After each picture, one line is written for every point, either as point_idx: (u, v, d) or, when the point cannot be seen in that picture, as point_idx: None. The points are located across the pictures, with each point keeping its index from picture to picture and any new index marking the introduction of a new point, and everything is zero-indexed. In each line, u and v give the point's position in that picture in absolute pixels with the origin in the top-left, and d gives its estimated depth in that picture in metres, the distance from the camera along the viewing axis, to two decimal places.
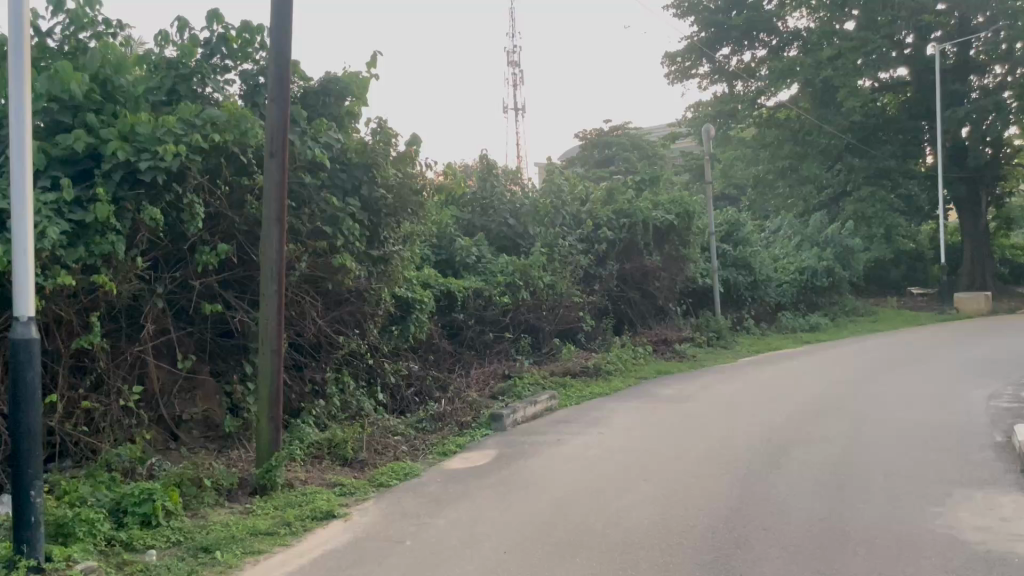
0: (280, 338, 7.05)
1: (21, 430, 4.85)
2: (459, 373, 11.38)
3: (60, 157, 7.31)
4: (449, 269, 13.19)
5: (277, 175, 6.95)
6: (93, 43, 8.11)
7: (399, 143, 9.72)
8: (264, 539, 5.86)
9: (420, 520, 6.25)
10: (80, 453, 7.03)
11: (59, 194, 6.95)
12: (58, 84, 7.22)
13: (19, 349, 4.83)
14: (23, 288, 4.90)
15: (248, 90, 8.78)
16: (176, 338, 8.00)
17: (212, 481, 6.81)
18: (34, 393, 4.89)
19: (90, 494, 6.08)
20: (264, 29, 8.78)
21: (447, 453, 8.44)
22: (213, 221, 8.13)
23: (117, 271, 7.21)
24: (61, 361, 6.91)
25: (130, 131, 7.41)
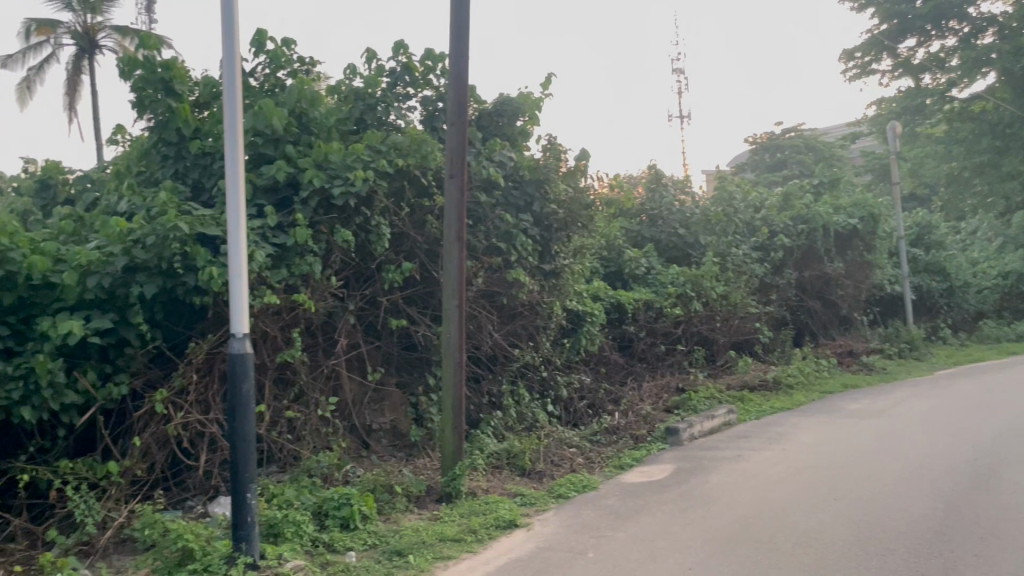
0: (461, 351, 7.32)
1: (237, 435, 5.35)
2: (631, 387, 11.31)
3: (264, 187, 7.94)
4: (618, 282, 13.29)
5: (457, 195, 7.23)
6: (289, 80, 8.81)
7: (568, 158, 9.88)
8: (453, 545, 6.10)
9: (600, 533, 6.27)
10: (284, 459, 7.59)
11: (263, 220, 7.57)
12: (261, 120, 7.90)
13: (236, 362, 5.31)
14: (238, 308, 5.38)
15: (428, 115, 9.23)
16: (366, 351, 8.51)
17: (402, 487, 7.16)
18: (248, 402, 5.37)
19: (296, 498, 6.56)
20: (444, 56, 9.20)
21: (624, 467, 8.41)
22: (398, 241, 8.61)
23: (315, 289, 7.78)
24: (268, 373, 7.51)
25: (324, 160, 7.98)
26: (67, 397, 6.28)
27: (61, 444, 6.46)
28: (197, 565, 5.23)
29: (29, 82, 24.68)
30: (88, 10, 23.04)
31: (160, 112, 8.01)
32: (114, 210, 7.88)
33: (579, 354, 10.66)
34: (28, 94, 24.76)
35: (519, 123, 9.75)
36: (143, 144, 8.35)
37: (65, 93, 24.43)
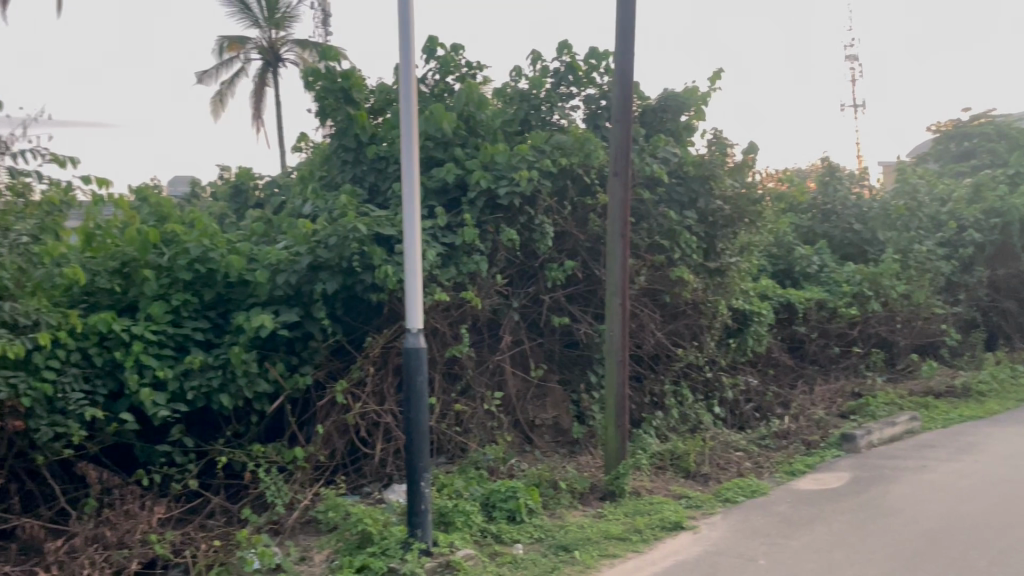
0: (624, 350, 7.30)
1: (412, 426, 5.59)
2: (802, 390, 10.84)
3: (434, 188, 8.23)
4: (788, 280, 12.81)
5: (622, 192, 7.20)
6: (458, 85, 9.09)
7: (735, 153, 9.57)
8: (618, 543, 6.09)
9: (772, 540, 6.06)
10: (452, 451, 7.89)
11: (434, 221, 7.85)
12: (431, 124, 8.22)
13: (411, 355, 5.55)
14: (413, 304, 5.62)
15: (591, 113, 9.24)
16: (530, 348, 8.66)
17: (566, 484, 7.23)
18: (422, 394, 5.60)
19: (465, 488, 6.77)
20: (608, 53, 9.19)
21: (795, 473, 8.07)
22: (561, 239, 8.69)
23: (481, 287, 8.01)
24: (437, 367, 7.81)
25: (490, 161, 8.16)
26: (259, 385, 6.79)
27: (254, 429, 6.96)
28: (374, 548, 5.50)
29: (222, 95, 26.85)
30: (273, 25, 24.77)
31: (340, 119, 8.50)
32: (299, 213, 8.43)
33: (746, 354, 10.34)
34: (221, 106, 26.94)
35: (684, 118, 9.57)
36: (324, 150, 8.89)
37: (253, 104, 26.37)
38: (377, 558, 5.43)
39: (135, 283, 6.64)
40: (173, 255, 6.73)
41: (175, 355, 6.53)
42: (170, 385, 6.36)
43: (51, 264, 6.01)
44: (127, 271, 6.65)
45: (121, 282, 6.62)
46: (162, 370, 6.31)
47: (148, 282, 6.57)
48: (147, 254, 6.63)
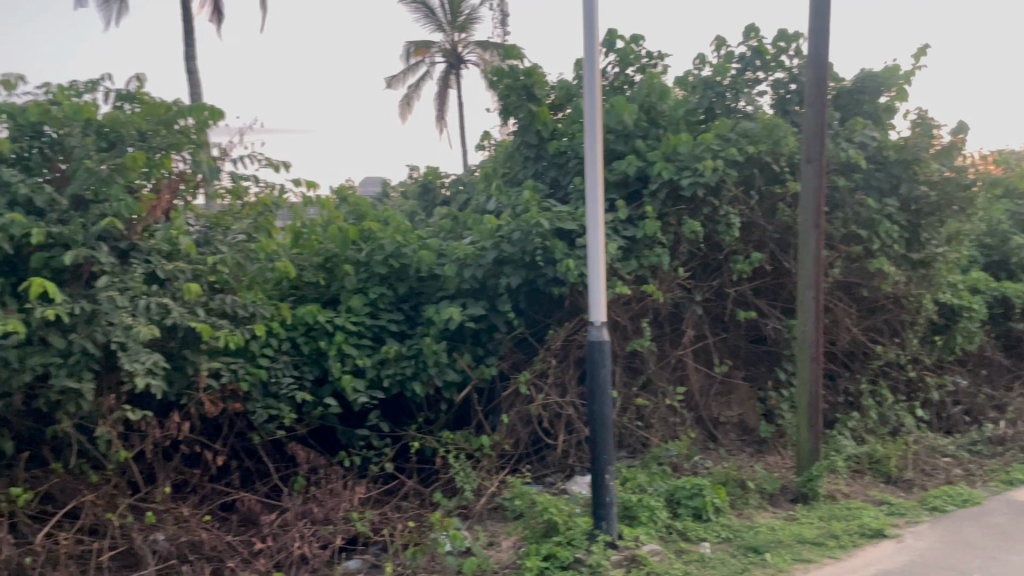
0: (818, 347, 6.94)
1: (596, 418, 5.61)
2: (1020, 393, 9.86)
3: (615, 182, 8.07)
4: (1002, 272, 11.70)
5: (815, 180, 6.83)
6: (638, 76, 8.99)
7: (943, 134, 8.83)
8: (812, 548, 5.80)
9: (989, 554, 5.56)
10: (634, 445, 7.81)
11: (615, 214, 7.76)
12: (613, 117, 8.16)
13: (594, 349, 5.55)
14: (597, 297, 5.62)
15: (779, 99, 8.85)
16: (714, 343, 8.43)
17: (755, 484, 6.98)
18: (606, 387, 5.60)
19: (648, 484, 6.71)
20: (798, 35, 8.76)
21: (1014, 483, 7.35)
22: (747, 230, 8.39)
23: (663, 280, 7.87)
24: (619, 361, 7.78)
25: (672, 151, 7.93)
26: (449, 375, 7.05)
27: (443, 417, 7.25)
28: (561, 537, 5.56)
29: (409, 99, 28.16)
30: (456, 29, 25.65)
31: (522, 116, 8.64)
32: (483, 209, 8.66)
33: (954, 353, 9.54)
34: (409, 109, 28.27)
35: (883, 99, 8.95)
36: (507, 147, 9.07)
37: (437, 105, 27.47)
38: (563, 547, 5.49)
39: (337, 277, 7.15)
40: (370, 251, 7.18)
41: (372, 345, 6.95)
42: (368, 373, 6.74)
43: (266, 260, 6.48)
44: (330, 266, 7.19)
45: (325, 275, 7.15)
46: (361, 359, 6.72)
47: (348, 276, 7.02)
48: (346, 249, 7.13)
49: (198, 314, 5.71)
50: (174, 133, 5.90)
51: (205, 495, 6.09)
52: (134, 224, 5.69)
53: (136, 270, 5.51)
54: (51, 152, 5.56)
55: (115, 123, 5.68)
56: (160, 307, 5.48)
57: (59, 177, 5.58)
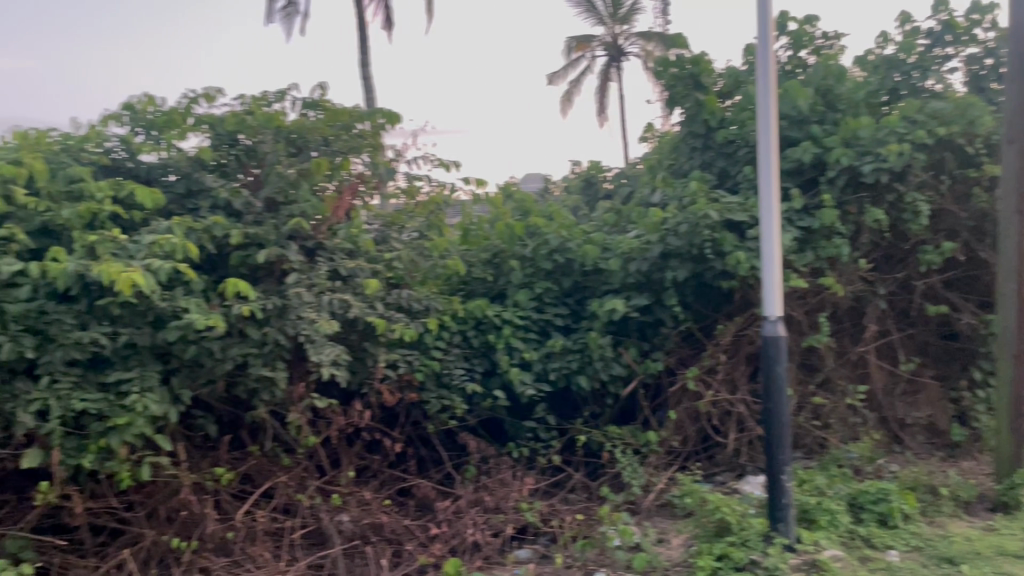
0: (1021, 343, 6.35)
1: (771, 416, 5.41)
2: None
3: (789, 170, 7.74)
4: None
5: (1018, 161, 6.23)
6: (812, 58, 8.56)
7: None
8: (1017, 562, 5.32)
9: None
10: (810, 446, 7.47)
11: (789, 203, 7.38)
12: (786, 102, 7.79)
13: (769, 344, 5.36)
14: (772, 290, 5.41)
15: (973, 75, 8.16)
16: (899, 339, 7.91)
17: (948, 490, 6.49)
18: (782, 384, 5.38)
19: (827, 486, 6.39)
20: (995, 5, 8.04)
21: None
22: (936, 218, 7.82)
23: (842, 272, 7.47)
24: (794, 358, 7.47)
25: (852, 137, 7.45)
26: (615, 369, 7.01)
27: (609, 410, 7.19)
28: (734, 538, 5.41)
29: (570, 94, 28.26)
30: (618, 21, 25.46)
31: (689, 105, 8.44)
32: (648, 202, 8.55)
33: None
34: (570, 104, 28.38)
35: None
36: (672, 139, 8.89)
37: (597, 100, 27.39)
38: (737, 548, 5.33)
39: (504, 272, 7.30)
40: (535, 246, 7.22)
41: (538, 338, 7.03)
42: (535, 365, 6.83)
43: (439, 257, 6.71)
44: (497, 261, 7.36)
45: (492, 271, 7.32)
46: (528, 352, 6.83)
47: (513, 271, 7.19)
48: (513, 245, 7.28)
49: (377, 308, 6.02)
50: (354, 136, 6.20)
51: (384, 480, 6.38)
52: (320, 224, 6.04)
53: (321, 268, 5.84)
54: (245, 158, 5.94)
55: (302, 129, 6.00)
56: (342, 303, 5.77)
57: (253, 180, 5.97)
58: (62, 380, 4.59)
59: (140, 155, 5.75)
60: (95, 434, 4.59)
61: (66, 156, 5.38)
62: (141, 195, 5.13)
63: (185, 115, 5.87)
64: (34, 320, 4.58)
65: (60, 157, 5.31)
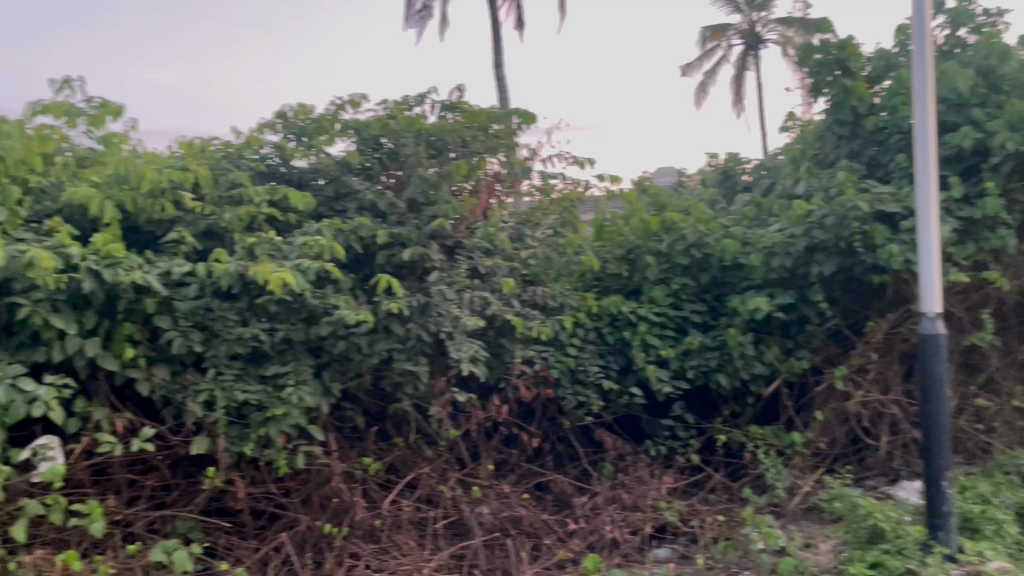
0: None
1: (930, 418, 5.09)
2: None
3: (947, 157, 7.25)
4: None
5: None
6: (973, 37, 8.00)
7: None
8: None
9: None
10: (971, 451, 6.99)
11: (947, 192, 6.90)
12: (944, 85, 7.31)
13: (928, 343, 5.05)
14: (930, 285, 5.09)
15: None
16: None
17: None
18: (942, 385, 5.06)
19: (992, 494, 5.96)
20: None
21: None
22: None
23: (1008, 265, 6.94)
24: (953, 357, 7.01)
25: (1020, 119, 6.89)
26: (756, 368, 6.79)
27: (750, 410, 6.98)
28: (889, 546, 5.13)
29: (705, 85, 27.66)
30: (755, 8, 24.69)
31: (835, 93, 8.08)
32: (790, 194, 8.25)
33: None
34: (704, 96, 27.75)
35: None
36: (816, 128, 8.54)
37: (733, 90, 26.67)
38: (892, 556, 5.06)
39: (639, 268, 7.23)
40: (671, 240, 7.09)
41: (675, 335, 6.92)
42: (673, 363, 6.73)
43: (573, 254, 6.73)
44: (633, 257, 7.28)
45: (628, 267, 7.26)
46: (665, 350, 6.72)
47: (649, 267, 7.08)
48: (649, 241, 7.17)
49: (514, 306, 6.10)
50: (490, 137, 6.18)
51: (522, 474, 6.45)
52: (458, 223, 6.16)
53: (461, 266, 5.97)
54: (388, 161, 6.12)
55: (441, 131, 6.04)
56: (481, 301, 5.87)
57: (395, 182, 6.15)
58: (226, 372, 4.91)
59: (293, 161, 6.09)
60: (255, 424, 4.87)
61: (227, 163, 5.76)
62: (293, 198, 5.40)
63: (333, 121, 6.12)
64: (201, 316, 4.90)
65: (221, 164, 5.69)
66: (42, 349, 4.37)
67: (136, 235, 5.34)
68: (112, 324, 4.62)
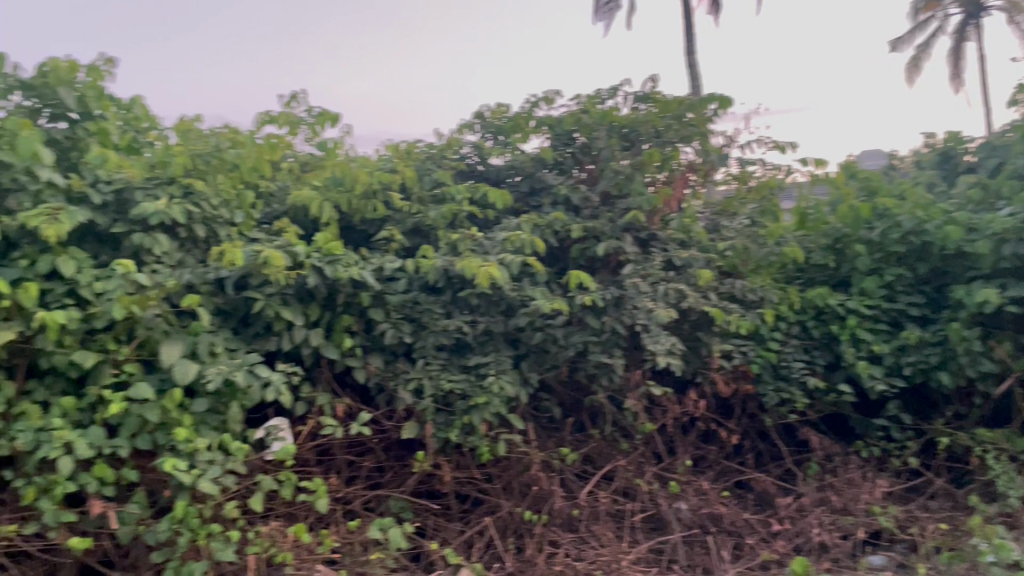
0: None
1: None
2: None
3: None
4: None
5: None
6: None
7: None
8: None
9: None
10: None
11: None
12: None
13: None
14: None
15: None
16: None
17: None
18: None
19: None
20: None
21: None
22: None
23: None
24: None
25: None
26: (984, 365, 6.14)
27: (978, 412, 6.37)
28: None
29: (918, 60, 25.58)
30: None
31: None
32: None
33: None
34: (916, 73, 25.66)
35: None
36: None
37: (952, 63, 24.46)
38: None
39: (849, 258, 6.74)
40: (885, 228, 6.51)
41: (889, 330, 6.43)
42: (887, 359, 6.23)
43: (774, 244, 6.44)
44: (840, 247, 6.78)
45: (835, 258, 6.78)
46: (878, 345, 6.24)
47: (860, 257, 6.59)
48: (859, 229, 6.64)
49: (711, 299, 5.91)
50: (685, 124, 6.00)
51: (721, 471, 6.29)
52: (653, 215, 6.14)
53: (656, 258, 5.88)
54: (581, 156, 6.17)
55: (635, 123, 5.98)
56: (677, 291, 5.74)
57: (588, 176, 6.21)
58: (433, 362, 5.18)
59: (491, 158, 6.27)
60: (459, 411, 5.06)
61: (431, 164, 6.05)
62: (491, 194, 5.56)
63: (528, 119, 6.24)
64: (410, 309, 5.22)
65: (426, 165, 5.99)
66: (273, 338, 4.80)
67: (351, 233, 5.73)
68: (333, 316, 5.01)
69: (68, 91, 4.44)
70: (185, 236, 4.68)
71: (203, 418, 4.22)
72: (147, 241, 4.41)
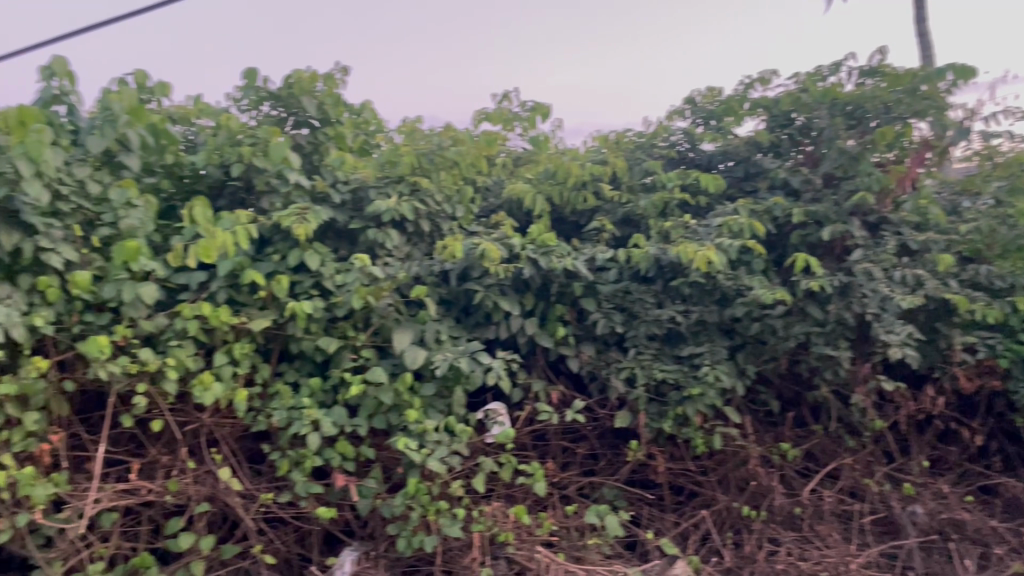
0: None
1: None
2: None
3: None
4: None
5: None
6: None
7: None
8: None
9: None
10: None
11: None
12: None
13: None
14: None
15: None
16: None
17: None
18: None
19: None
20: None
21: None
22: None
23: None
24: None
25: None
26: None
27: None
28: None
29: None
30: None
31: None
32: None
33: None
34: None
35: None
36: None
37: None
38: None
39: None
40: None
41: None
42: None
43: None
44: None
45: None
46: None
47: None
48: None
49: (953, 286, 5.35)
50: (919, 98, 5.49)
51: (963, 474, 5.76)
52: (884, 197, 5.72)
53: (888, 243, 5.46)
54: (800, 137, 5.87)
55: (860, 99, 5.56)
56: (914, 276, 5.27)
57: (806, 158, 5.91)
58: (645, 352, 5.15)
59: (702, 144, 6.16)
60: (673, 402, 5.02)
61: (641, 153, 6.02)
62: (705, 181, 5.43)
63: (742, 101, 6.01)
64: (622, 299, 5.20)
65: (636, 154, 5.96)
66: (492, 327, 5.00)
67: (563, 225, 5.84)
68: (547, 305, 5.15)
69: (310, 100, 4.86)
70: (412, 230, 4.99)
71: (431, 402, 4.48)
72: (381, 236, 4.77)
